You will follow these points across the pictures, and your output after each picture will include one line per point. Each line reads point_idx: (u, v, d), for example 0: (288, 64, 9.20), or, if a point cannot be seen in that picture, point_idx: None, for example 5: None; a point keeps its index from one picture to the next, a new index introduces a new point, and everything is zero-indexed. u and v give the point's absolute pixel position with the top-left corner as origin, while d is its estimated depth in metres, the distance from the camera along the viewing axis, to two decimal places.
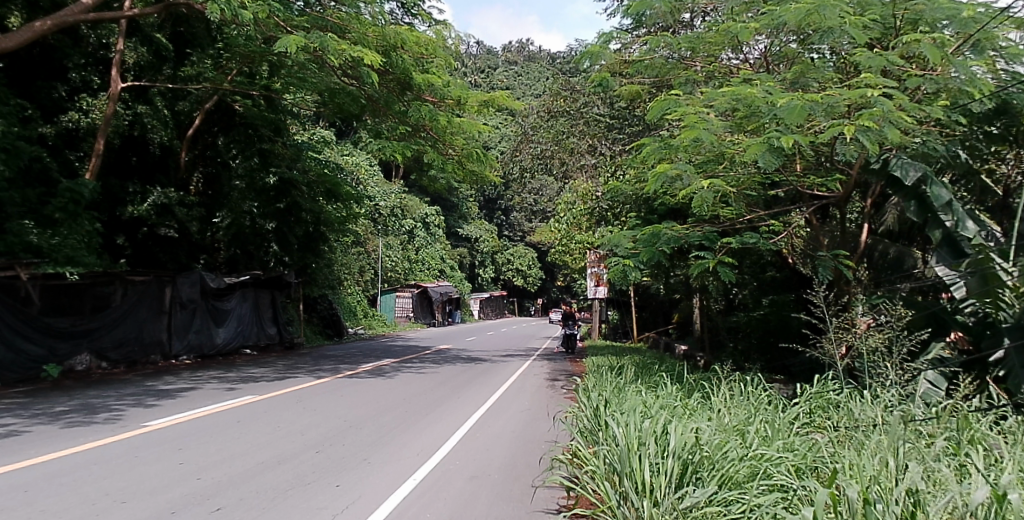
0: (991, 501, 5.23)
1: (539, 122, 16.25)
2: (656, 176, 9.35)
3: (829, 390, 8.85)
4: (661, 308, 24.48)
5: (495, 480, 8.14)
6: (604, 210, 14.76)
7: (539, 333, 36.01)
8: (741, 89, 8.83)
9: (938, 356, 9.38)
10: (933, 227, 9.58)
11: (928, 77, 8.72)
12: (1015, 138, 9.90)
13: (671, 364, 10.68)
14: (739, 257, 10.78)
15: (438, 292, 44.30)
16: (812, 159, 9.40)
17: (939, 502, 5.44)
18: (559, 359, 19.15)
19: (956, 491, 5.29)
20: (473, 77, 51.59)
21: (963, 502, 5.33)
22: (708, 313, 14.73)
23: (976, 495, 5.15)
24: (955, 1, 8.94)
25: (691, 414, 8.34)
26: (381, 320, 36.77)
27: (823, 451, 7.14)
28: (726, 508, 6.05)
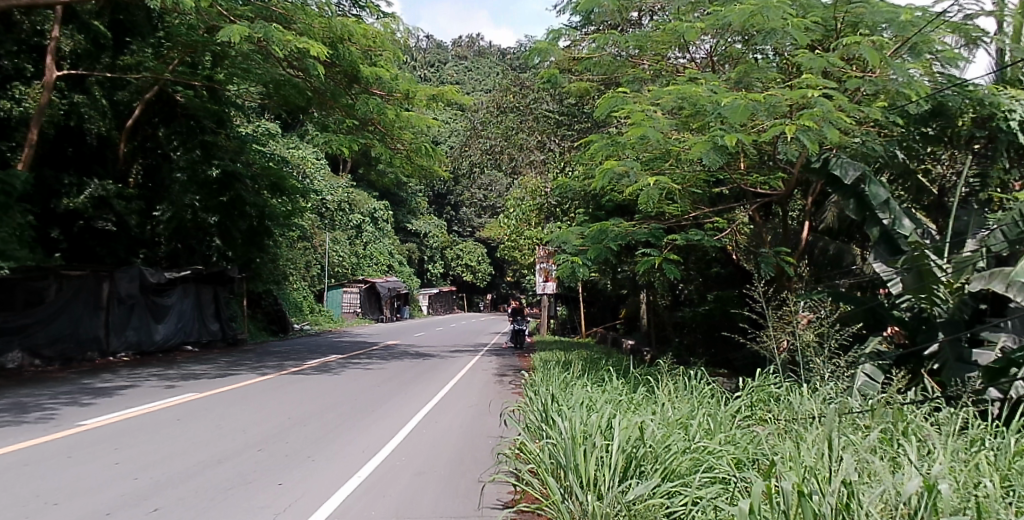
0: (923, 491, 5.38)
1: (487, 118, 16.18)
2: (604, 172, 9.45)
3: (770, 383, 9.03)
4: (608, 303, 24.82)
5: (441, 476, 8.11)
6: (552, 207, 14.80)
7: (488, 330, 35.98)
8: (686, 87, 8.94)
9: (876, 350, 9.60)
10: (871, 225, 9.76)
11: (868, 78, 8.94)
12: (950, 139, 10.19)
13: (617, 359, 10.75)
14: (684, 253, 10.89)
15: (387, 289, 43.91)
16: (755, 158, 9.56)
17: (872, 493, 5.60)
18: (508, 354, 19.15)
19: (890, 483, 5.42)
20: (424, 72, 51.31)
21: (896, 493, 5.48)
22: (656, 308, 14.87)
23: (911, 487, 5.30)
24: (893, 5, 9.16)
25: (636, 408, 8.43)
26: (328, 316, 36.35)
27: (763, 443, 7.29)
28: (669, 500, 6.12)
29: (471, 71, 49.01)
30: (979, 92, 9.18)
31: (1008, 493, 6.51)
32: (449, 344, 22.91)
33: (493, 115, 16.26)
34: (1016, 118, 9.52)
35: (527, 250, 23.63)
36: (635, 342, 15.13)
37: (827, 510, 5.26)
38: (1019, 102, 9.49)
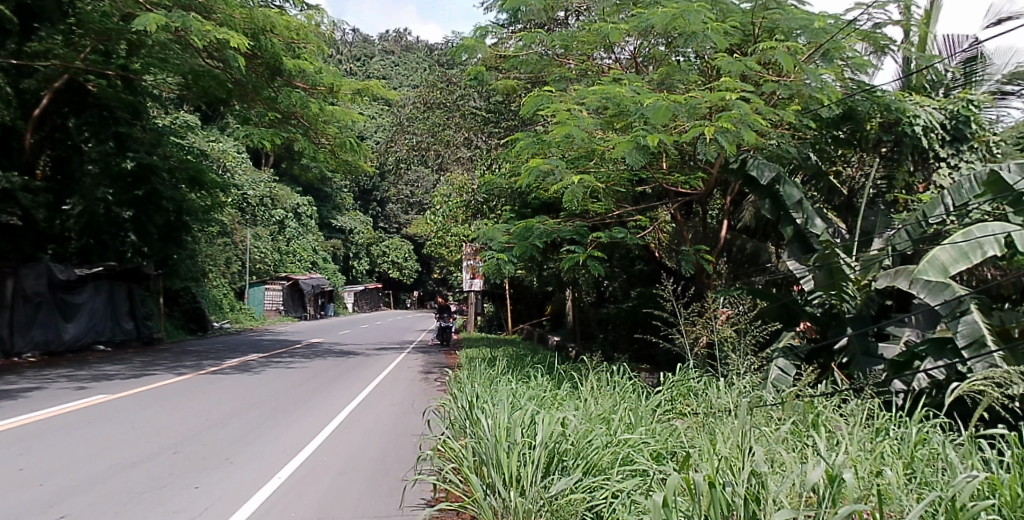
0: (829, 482, 5.61)
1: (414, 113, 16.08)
2: (529, 170, 9.52)
3: (689, 378, 9.24)
4: (534, 300, 25.06)
5: (364, 475, 8.04)
6: (478, 204, 14.82)
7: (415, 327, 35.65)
8: (610, 88, 9.08)
9: (789, 345, 9.93)
10: (786, 224, 10.10)
11: (782, 83, 9.23)
12: (860, 143, 10.54)
13: (543, 356, 10.82)
14: (608, 250, 11.04)
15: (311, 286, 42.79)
16: (676, 158, 9.78)
17: (781, 483, 5.83)
18: (434, 351, 19.03)
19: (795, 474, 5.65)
20: (351, 65, 50.62)
21: (801, 483, 5.70)
22: (580, 305, 15.06)
23: (817, 477, 5.56)
24: (807, 12, 9.45)
25: (559, 404, 8.52)
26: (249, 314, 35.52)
27: (681, 436, 7.49)
28: (590, 494, 6.22)
29: (400, 64, 48.62)
30: (887, 97, 9.59)
31: (909, 480, 6.86)
32: (376, 344, 21.52)
33: (420, 111, 16.11)
34: (919, 123, 10.00)
35: (455, 247, 23.63)
36: (559, 338, 15.26)
37: (738, 500, 5.47)
38: (924, 109, 10.14)
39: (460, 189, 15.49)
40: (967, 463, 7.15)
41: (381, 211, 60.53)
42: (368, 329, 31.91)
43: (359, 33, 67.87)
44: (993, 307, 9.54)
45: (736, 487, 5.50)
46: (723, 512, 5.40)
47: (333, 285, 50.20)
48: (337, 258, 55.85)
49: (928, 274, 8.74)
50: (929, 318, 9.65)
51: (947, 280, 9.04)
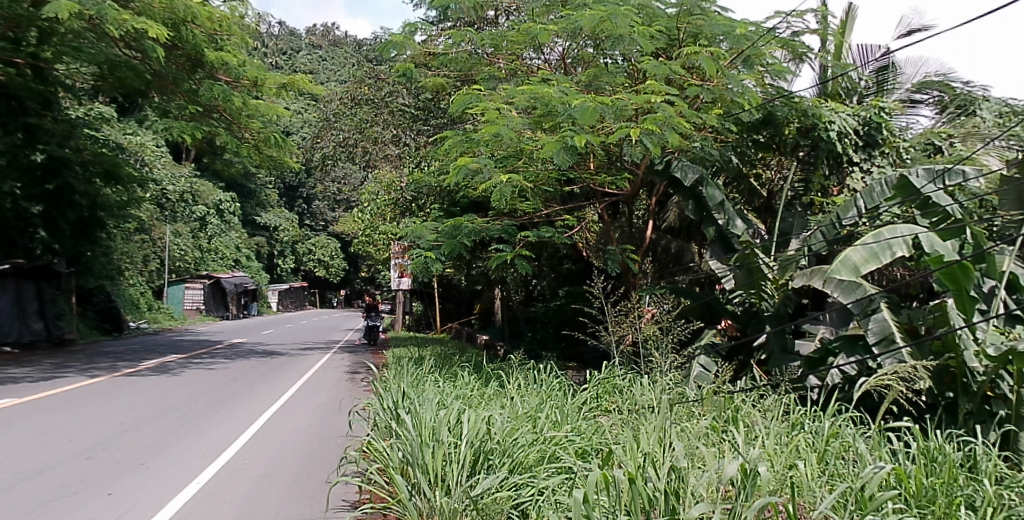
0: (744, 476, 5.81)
1: (342, 108, 15.88)
2: (457, 168, 9.50)
3: (615, 376, 9.36)
4: (463, 298, 25.05)
5: (287, 477, 7.89)
6: (406, 202, 14.71)
7: (341, 326, 35.20)
8: (539, 88, 9.15)
9: (711, 342, 10.16)
10: (708, 225, 10.36)
11: (706, 87, 9.46)
12: (778, 146, 10.89)
13: (471, 354, 10.83)
14: (536, 249, 11.13)
15: (233, 283, 41.79)
16: (604, 159, 9.90)
17: (699, 478, 6.02)
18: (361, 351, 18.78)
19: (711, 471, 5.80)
20: (279, 58, 49.55)
21: (718, 478, 5.86)
22: (509, 303, 15.11)
23: (733, 473, 5.74)
24: (730, 19, 9.69)
25: (486, 403, 8.54)
26: (168, 313, 34.39)
27: (606, 433, 7.61)
28: (516, 492, 6.27)
29: (330, 59, 47.88)
30: (804, 103, 9.95)
31: (822, 472, 7.16)
32: (300, 344, 21.07)
33: (346, 107, 15.90)
34: (834, 129, 10.35)
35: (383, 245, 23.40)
36: (487, 336, 15.30)
37: (658, 495, 5.63)
38: (839, 115, 10.50)
39: (388, 186, 15.34)
40: (876, 454, 7.51)
41: (309, 208, 59.42)
42: (293, 328, 31.29)
43: (285, 27, 66.51)
44: (901, 306, 9.96)
45: (657, 482, 5.66)
46: (643, 507, 5.54)
47: (257, 283, 49.12)
48: (259, 256, 54.54)
49: (841, 274, 9.00)
50: (842, 316, 10.04)
51: (859, 280, 9.34)
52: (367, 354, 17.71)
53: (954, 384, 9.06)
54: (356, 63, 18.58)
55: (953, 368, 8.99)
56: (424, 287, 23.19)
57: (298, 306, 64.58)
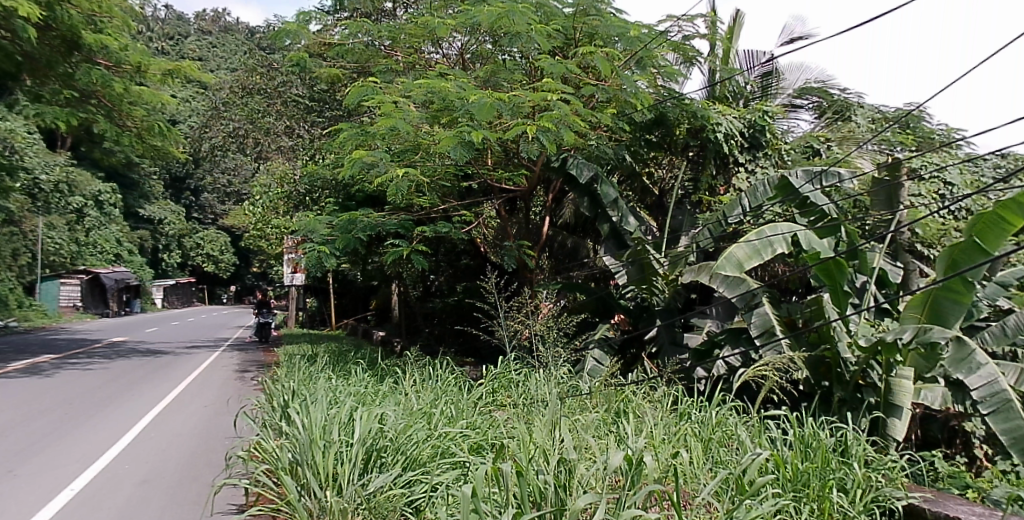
0: (629, 465, 5.98)
1: (232, 97, 15.36)
2: (352, 161, 9.34)
3: (510, 370, 9.43)
4: (360, 294, 24.64)
5: (170, 482, 7.55)
6: (300, 195, 14.34)
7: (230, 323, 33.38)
8: (436, 82, 9.11)
9: (604, 337, 10.38)
10: (602, 222, 10.60)
11: (601, 87, 9.66)
12: (670, 146, 11.23)
13: (366, 351, 10.69)
14: (434, 244, 11.10)
15: (109, 278, 40.79)
16: (501, 155, 9.95)
17: (587, 470, 6.15)
18: (253, 349, 18.19)
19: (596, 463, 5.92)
20: (168, 44, 47.32)
21: (604, 470, 5.96)
22: (406, 298, 14.96)
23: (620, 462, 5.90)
24: (624, 21, 9.93)
25: (380, 399, 8.43)
26: (40, 311, 32.29)
27: (500, 427, 7.64)
28: (409, 489, 6.22)
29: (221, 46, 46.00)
30: (694, 105, 10.32)
31: (707, 459, 7.46)
32: (186, 344, 19.45)
33: (236, 96, 15.39)
34: (722, 131, 10.74)
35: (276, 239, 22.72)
36: (383, 333, 15.13)
37: (548, 488, 5.70)
38: (726, 117, 10.90)
39: (281, 179, 14.90)
40: (756, 441, 7.88)
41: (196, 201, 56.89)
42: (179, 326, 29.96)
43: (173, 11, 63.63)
44: (783, 300, 10.43)
45: (547, 475, 5.74)
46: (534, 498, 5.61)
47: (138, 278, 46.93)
48: (146, 250, 51.96)
49: (725, 270, 9.30)
50: (727, 310, 10.46)
51: (743, 275, 9.70)
52: (258, 351, 17.17)
53: (830, 374, 9.57)
54: (246, 51, 18.04)
55: (828, 359, 9.49)
56: (318, 283, 22.67)
57: (187, 303, 61.95)
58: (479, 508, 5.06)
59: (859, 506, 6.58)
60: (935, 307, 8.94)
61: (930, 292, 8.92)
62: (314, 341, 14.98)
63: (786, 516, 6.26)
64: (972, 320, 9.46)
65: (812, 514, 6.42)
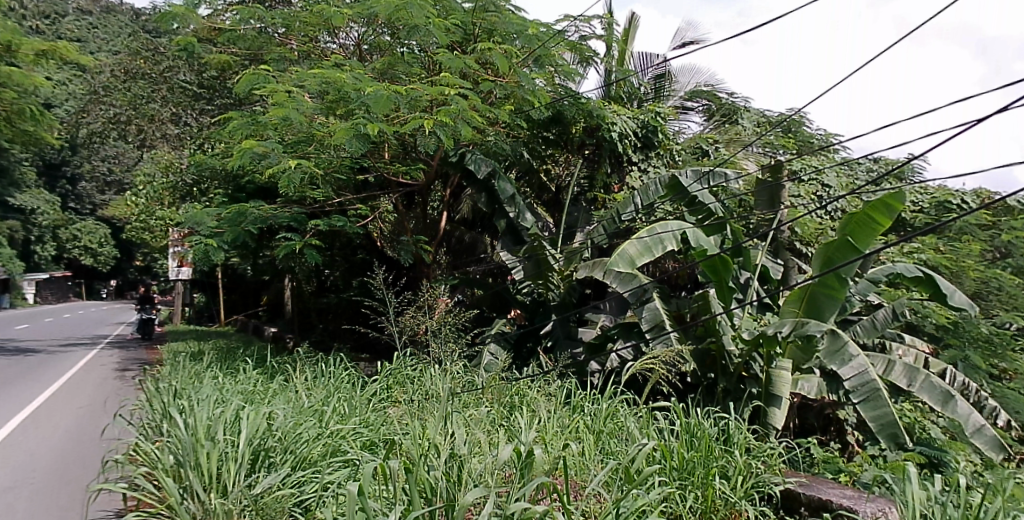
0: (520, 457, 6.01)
1: (112, 82, 14.64)
2: (242, 151, 9.05)
3: (406, 366, 9.33)
4: (251, 289, 23.86)
5: (39, 488, 7.12)
6: (187, 184, 13.79)
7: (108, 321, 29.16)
8: (330, 73, 8.93)
9: (501, 331, 10.48)
10: (500, 218, 10.69)
11: (499, 83, 9.73)
12: (566, 144, 11.46)
13: (256, 347, 10.40)
14: (328, 238, 10.94)
15: None
16: (397, 148, 9.96)
17: (476, 466, 6.15)
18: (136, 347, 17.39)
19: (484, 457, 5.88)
20: (43, 21, 44.14)
21: (494, 466, 5.94)
22: (299, 293, 14.60)
23: (508, 456, 5.89)
24: (522, 19, 10.02)
25: (269, 398, 8.18)
26: None
27: (393, 424, 7.55)
28: (298, 489, 5.91)
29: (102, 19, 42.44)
30: (590, 104, 10.56)
31: (598, 451, 7.63)
32: (59, 344, 17.58)
33: (116, 80, 14.68)
34: (616, 131, 11.02)
35: (160, 231, 21.67)
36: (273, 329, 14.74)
37: (440, 484, 5.69)
38: (620, 118, 11.18)
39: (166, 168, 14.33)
40: (644, 432, 8.12)
41: (72, 190, 53.32)
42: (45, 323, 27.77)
43: None
44: (671, 295, 10.81)
45: (438, 471, 5.75)
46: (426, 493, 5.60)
47: (8, 272, 43.77)
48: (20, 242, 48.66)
49: (618, 266, 9.47)
50: (620, 305, 10.76)
51: (635, 271, 9.97)
52: (142, 350, 16.40)
53: (715, 366, 9.97)
54: (129, 33, 17.25)
55: (714, 352, 9.88)
56: (206, 278, 21.79)
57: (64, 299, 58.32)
58: (367, 506, 4.95)
59: (739, 492, 6.87)
60: (812, 302, 9.46)
61: (808, 288, 9.42)
62: (200, 338, 14.37)
63: (670, 504, 6.49)
64: (844, 314, 10.05)
65: (695, 501, 6.71)
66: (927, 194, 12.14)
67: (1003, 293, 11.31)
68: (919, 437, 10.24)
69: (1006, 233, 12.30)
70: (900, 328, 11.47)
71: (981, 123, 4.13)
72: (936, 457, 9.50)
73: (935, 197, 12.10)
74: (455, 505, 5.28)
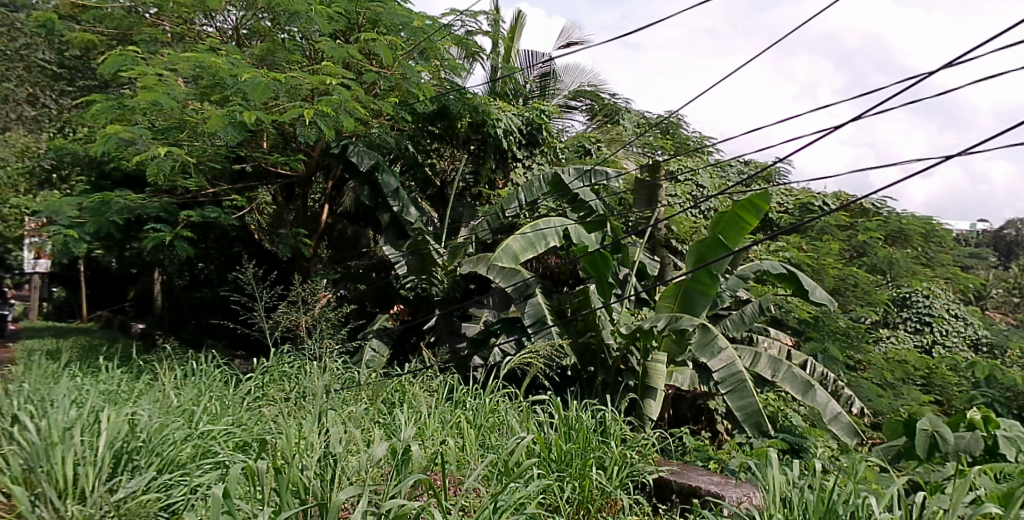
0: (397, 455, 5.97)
1: None
2: (106, 136, 8.48)
3: (283, 363, 9.05)
4: (118, 285, 22.54)
5: None
6: (46, 170, 12.95)
7: None
8: (204, 57, 8.50)
9: (383, 327, 10.38)
10: (383, 211, 10.61)
11: (383, 74, 9.61)
12: (451, 139, 11.50)
13: (121, 345, 9.85)
14: (200, 230, 10.52)
15: None
16: (276, 137, 9.74)
17: (349, 466, 5.99)
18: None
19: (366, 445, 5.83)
20: None
21: (368, 463, 5.85)
22: (170, 287, 13.90)
23: (378, 452, 5.79)
24: (407, 10, 9.92)
25: (132, 398, 7.77)
26: None
27: (268, 422, 7.30)
28: (165, 493, 5.45)
29: None
30: (474, 99, 10.64)
31: (480, 446, 7.66)
32: None
33: None
34: (501, 127, 11.13)
35: (16, 220, 20.10)
36: (141, 324, 14.03)
37: (313, 482, 5.58)
38: (505, 114, 11.28)
39: (22, 153, 13.43)
40: (524, 425, 8.22)
41: None
42: None
43: None
44: (552, 290, 11.04)
45: (310, 470, 5.64)
46: (295, 491, 5.50)
47: None
48: None
49: (502, 261, 9.50)
50: (502, 300, 10.90)
51: (517, 267, 10.04)
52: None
53: (594, 360, 10.22)
54: None
55: (593, 345, 10.14)
56: (69, 271, 20.30)
57: None
58: (232, 510, 4.74)
59: (614, 482, 7.05)
60: (685, 298, 9.81)
61: (682, 285, 9.76)
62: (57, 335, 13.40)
63: (546, 495, 6.58)
64: (715, 309, 10.53)
65: (573, 491, 6.86)
66: (791, 196, 12.93)
67: (858, 289, 12.18)
68: (781, 424, 10.90)
69: (861, 234, 13.25)
70: (766, 323, 12.15)
71: (840, 132, 5.47)
72: (797, 443, 10.11)
73: (799, 200, 12.89)
74: (329, 504, 5.21)
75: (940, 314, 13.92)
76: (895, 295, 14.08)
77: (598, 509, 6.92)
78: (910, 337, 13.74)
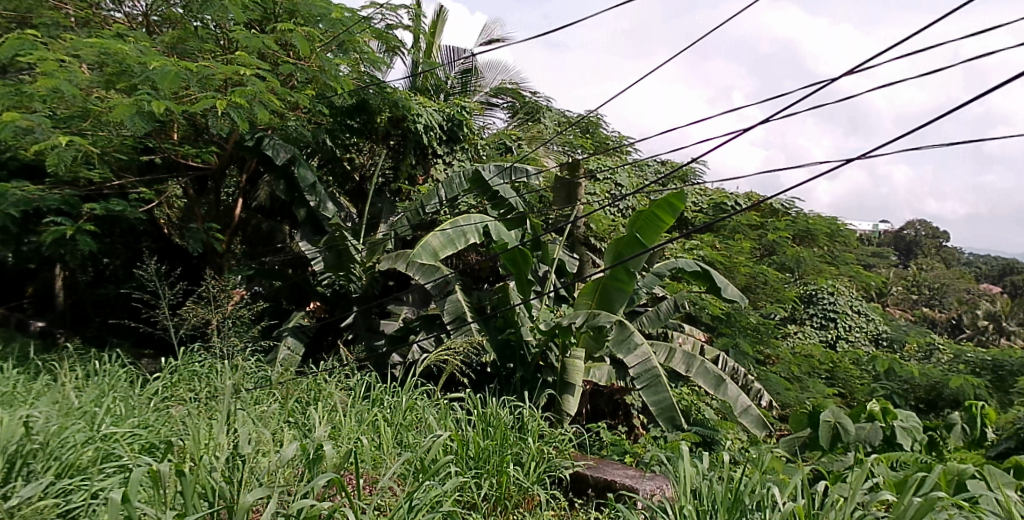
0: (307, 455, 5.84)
1: None
2: (1, 123, 7.99)
3: (193, 362, 8.76)
4: None
5: None
6: None
7: None
8: (109, 43, 8.12)
9: (299, 324, 10.19)
10: (300, 206, 10.44)
11: (300, 66, 9.39)
12: (370, 133, 11.37)
13: (17, 345, 9.34)
14: (105, 223, 10.08)
15: None
16: (187, 127, 9.45)
17: (258, 468, 5.83)
18: None
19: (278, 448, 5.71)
20: None
21: (279, 465, 5.72)
22: (72, 283, 13.26)
23: (288, 452, 5.67)
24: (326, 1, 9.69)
25: (28, 401, 7.37)
26: None
27: (175, 423, 7.04)
28: (63, 498, 5.08)
29: None
30: (394, 94, 10.50)
31: (396, 444, 7.60)
32: None
33: None
34: (422, 122, 11.06)
35: None
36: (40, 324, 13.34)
37: (221, 485, 5.38)
38: (426, 109, 11.18)
39: None
40: (442, 422, 8.20)
41: None
42: None
43: None
44: (472, 287, 11.06)
45: (218, 472, 5.43)
46: (202, 497, 5.27)
47: None
48: None
49: (421, 258, 9.33)
50: (422, 297, 10.86)
51: (437, 264, 9.94)
52: None
53: (513, 356, 10.25)
54: None
55: (512, 342, 10.19)
56: None
57: None
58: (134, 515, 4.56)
59: (531, 477, 7.11)
60: (604, 296, 9.90)
61: (601, 283, 9.88)
62: None
63: (463, 493, 6.58)
64: (632, 306, 10.73)
65: (490, 487, 6.89)
66: (704, 195, 13.42)
67: (768, 286, 12.66)
68: (694, 418, 11.20)
69: (771, 233, 13.78)
70: (680, 319, 12.49)
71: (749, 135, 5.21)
72: (709, 436, 10.41)
73: (712, 199, 13.40)
74: (237, 506, 5.10)
75: (843, 310, 14.57)
76: (802, 292, 14.66)
77: (515, 505, 6.98)
78: (816, 332, 14.33)
